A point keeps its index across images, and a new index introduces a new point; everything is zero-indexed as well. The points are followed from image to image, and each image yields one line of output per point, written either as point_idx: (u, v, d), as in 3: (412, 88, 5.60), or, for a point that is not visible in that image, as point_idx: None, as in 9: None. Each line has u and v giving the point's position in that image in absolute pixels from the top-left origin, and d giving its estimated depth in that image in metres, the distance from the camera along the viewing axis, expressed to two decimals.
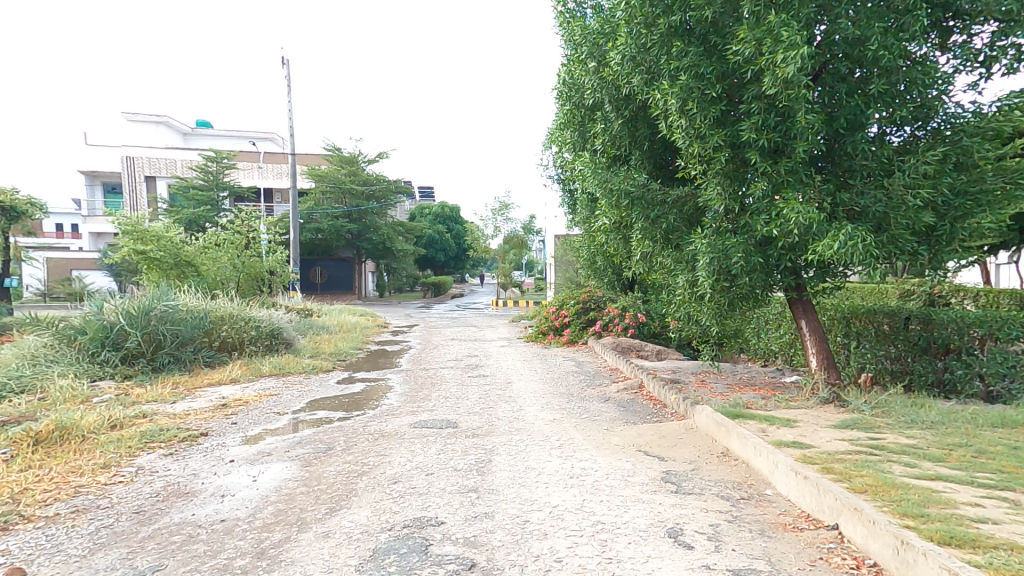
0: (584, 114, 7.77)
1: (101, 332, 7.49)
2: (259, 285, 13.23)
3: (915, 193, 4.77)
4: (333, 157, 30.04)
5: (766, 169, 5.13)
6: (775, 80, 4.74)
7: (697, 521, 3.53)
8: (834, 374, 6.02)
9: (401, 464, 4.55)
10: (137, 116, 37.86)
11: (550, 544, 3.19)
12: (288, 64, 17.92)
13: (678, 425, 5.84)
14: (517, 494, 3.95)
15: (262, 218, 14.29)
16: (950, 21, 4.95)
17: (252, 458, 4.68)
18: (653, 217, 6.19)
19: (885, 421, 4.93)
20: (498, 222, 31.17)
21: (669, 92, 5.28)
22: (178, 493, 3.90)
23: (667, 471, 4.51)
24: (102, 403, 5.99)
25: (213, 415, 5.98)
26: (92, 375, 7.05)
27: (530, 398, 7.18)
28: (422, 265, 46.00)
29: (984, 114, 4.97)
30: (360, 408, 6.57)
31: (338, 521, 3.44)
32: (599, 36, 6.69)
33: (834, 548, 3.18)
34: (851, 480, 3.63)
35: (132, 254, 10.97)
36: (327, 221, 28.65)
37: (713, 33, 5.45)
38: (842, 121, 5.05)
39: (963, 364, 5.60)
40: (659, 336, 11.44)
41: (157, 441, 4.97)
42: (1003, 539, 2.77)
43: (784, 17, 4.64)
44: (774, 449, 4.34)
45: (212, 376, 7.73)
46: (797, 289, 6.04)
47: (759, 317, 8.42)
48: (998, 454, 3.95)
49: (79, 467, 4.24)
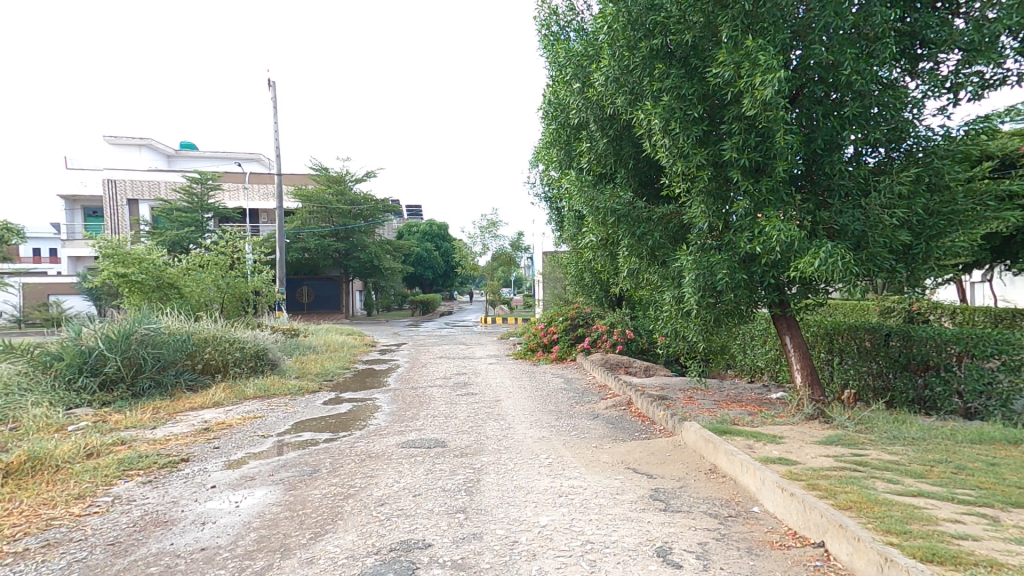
0: (569, 134, 7.89)
1: (78, 358, 7.39)
2: (243, 306, 13.12)
3: (892, 212, 4.87)
4: (321, 177, 30.15)
5: (748, 188, 5.20)
6: (755, 102, 4.85)
7: (685, 540, 3.53)
8: (818, 391, 6.06)
9: (388, 485, 4.51)
10: (119, 138, 37.72)
11: (538, 565, 3.16)
12: (273, 86, 17.99)
13: (666, 441, 5.85)
14: (506, 514, 3.92)
15: (247, 237, 14.20)
16: (918, 49, 5.11)
17: (234, 483, 4.60)
18: (638, 234, 6.24)
19: (868, 437, 4.96)
20: (487, 239, 31.33)
21: (653, 112, 5.39)
22: (156, 521, 3.82)
23: (656, 489, 4.50)
24: (78, 431, 5.87)
25: (195, 440, 5.89)
26: (67, 403, 6.93)
27: (520, 416, 7.16)
28: (410, 282, 45.98)
29: (953, 138, 5.13)
30: (347, 429, 6.49)
31: (323, 547, 3.39)
32: (583, 58, 6.85)
33: (820, 566, 3.18)
34: (836, 496, 3.65)
35: (113, 277, 10.81)
36: (314, 241, 28.57)
37: (694, 56, 5.58)
38: (820, 142, 5.14)
39: (942, 381, 5.66)
40: (648, 353, 11.54)
41: (135, 468, 4.88)
42: (983, 555, 2.79)
43: (761, 42, 4.76)
44: (761, 466, 4.35)
45: (194, 400, 7.59)
46: (781, 306, 6.11)
47: (745, 333, 8.50)
48: (977, 470, 4.00)
49: (52, 498, 4.14)
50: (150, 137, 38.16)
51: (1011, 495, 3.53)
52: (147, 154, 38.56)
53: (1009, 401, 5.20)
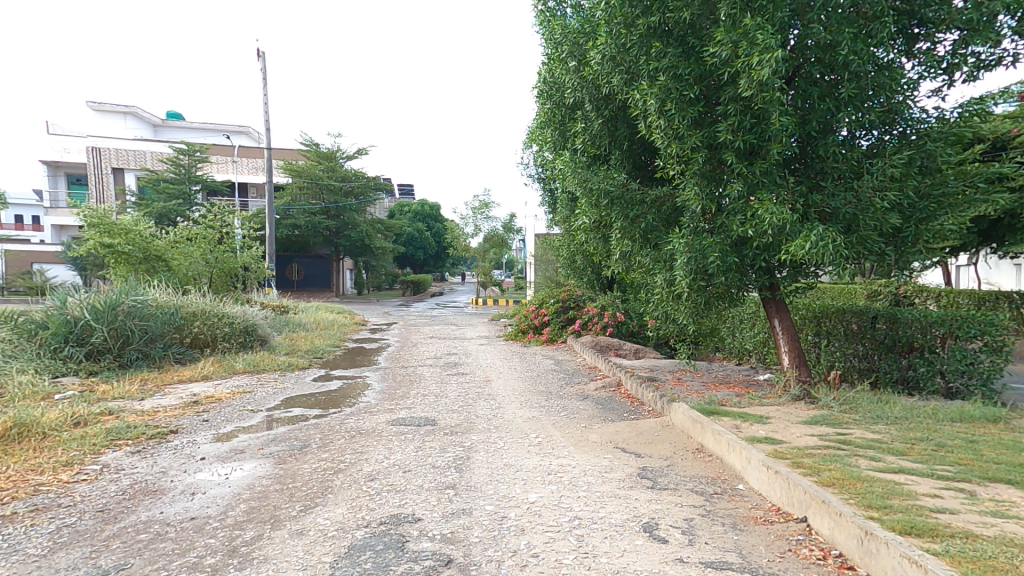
0: (564, 113, 7.83)
1: (64, 327, 7.28)
2: (232, 281, 12.98)
3: (884, 195, 4.90)
4: (311, 153, 29.70)
5: (742, 170, 5.19)
6: (751, 82, 4.81)
7: (671, 516, 3.58)
8: (804, 372, 6.14)
9: (378, 461, 4.52)
10: (104, 106, 37.01)
11: (527, 540, 3.20)
12: (263, 56, 17.59)
13: (654, 422, 5.92)
14: (495, 490, 3.96)
15: (235, 212, 13.96)
16: (915, 29, 5.10)
17: (224, 456, 4.59)
18: (631, 217, 6.22)
19: (853, 417, 5.06)
20: (478, 221, 31.15)
21: (648, 93, 5.34)
22: (146, 491, 3.80)
23: (644, 468, 4.56)
24: (64, 400, 5.81)
25: (184, 412, 5.86)
26: (54, 372, 6.86)
27: (510, 396, 7.19)
28: (400, 263, 45.96)
29: (946, 120, 5.17)
30: (336, 406, 6.48)
31: (314, 519, 3.40)
32: (579, 36, 6.75)
33: (803, 540, 3.26)
34: (820, 474, 3.72)
35: (98, 248, 10.62)
36: (304, 218, 28.31)
37: (691, 35, 5.52)
38: (814, 124, 5.14)
39: (925, 362, 5.78)
40: (637, 335, 11.65)
41: (123, 438, 4.85)
42: (960, 527, 2.87)
43: (759, 21, 4.71)
44: (747, 445, 4.42)
45: (182, 373, 7.56)
46: (771, 289, 6.16)
47: (734, 316, 8.57)
48: (958, 447, 4.09)
49: (40, 465, 4.11)
50: (135, 105, 37.34)
51: (987, 470, 3.63)
52: (132, 123, 37.82)
53: (990, 379, 5.53)
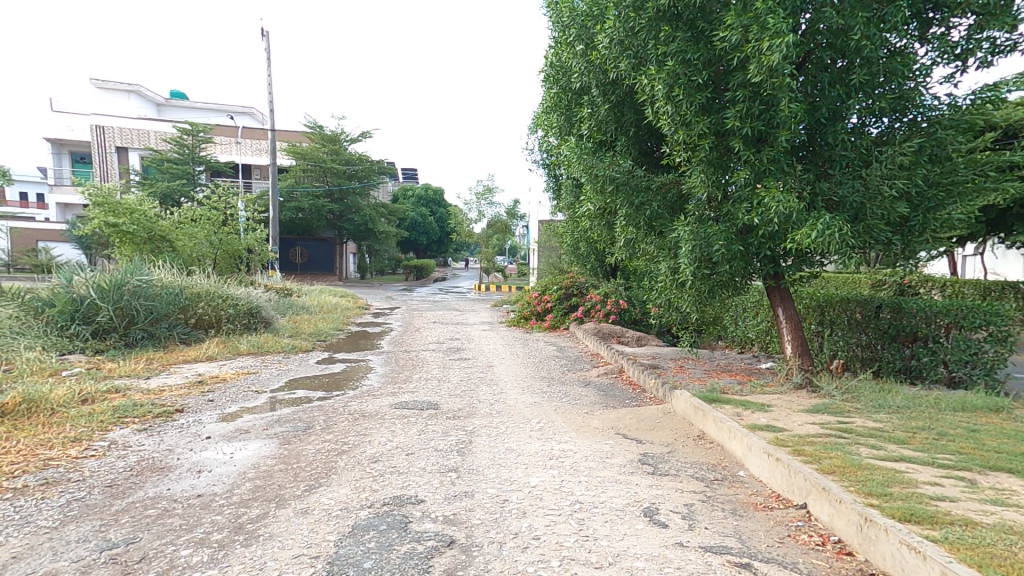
0: (570, 98, 7.75)
1: (70, 305, 7.32)
2: (236, 263, 12.99)
3: (891, 183, 4.87)
4: (315, 136, 29.51)
5: (749, 157, 5.15)
6: (760, 68, 4.75)
7: (672, 501, 3.61)
8: (807, 362, 6.14)
9: (382, 444, 4.56)
10: (107, 83, 36.77)
11: (528, 522, 3.23)
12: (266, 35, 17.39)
13: (656, 409, 5.94)
14: (497, 474, 3.98)
15: (239, 194, 13.91)
16: (930, 13, 5.00)
17: (229, 435, 4.63)
18: (637, 204, 6.19)
19: (855, 406, 5.07)
20: (482, 207, 31.06)
21: (656, 77, 5.27)
22: (152, 467, 3.85)
23: (645, 454, 4.59)
24: (71, 377, 5.87)
25: (189, 391, 5.92)
26: (61, 349, 6.91)
27: (512, 382, 7.23)
28: (403, 248, 46.01)
29: (958, 107, 5.09)
30: (340, 388, 6.52)
31: (318, 498, 3.44)
32: (587, 19, 6.62)
33: (802, 526, 3.28)
34: (821, 462, 3.73)
35: (103, 227, 10.64)
36: (307, 201, 28.28)
37: (701, 19, 5.41)
38: (824, 111, 5.08)
39: (928, 352, 5.79)
40: (640, 323, 11.61)
41: (130, 416, 4.89)
42: (959, 515, 2.88)
43: (771, 4, 4.63)
44: (748, 433, 4.44)
45: (187, 353, 7.62)
46: (775, 278, 6.12)
47: (737, 305, 8.54)
48: (958, 437, 4.10)
49: (49, 440, 4.15)
50: (138, 83, 37.08)
51: (987, 459, 3.65)
52: (135, 102, 37.60)
53: (993, 369, 5.48)
